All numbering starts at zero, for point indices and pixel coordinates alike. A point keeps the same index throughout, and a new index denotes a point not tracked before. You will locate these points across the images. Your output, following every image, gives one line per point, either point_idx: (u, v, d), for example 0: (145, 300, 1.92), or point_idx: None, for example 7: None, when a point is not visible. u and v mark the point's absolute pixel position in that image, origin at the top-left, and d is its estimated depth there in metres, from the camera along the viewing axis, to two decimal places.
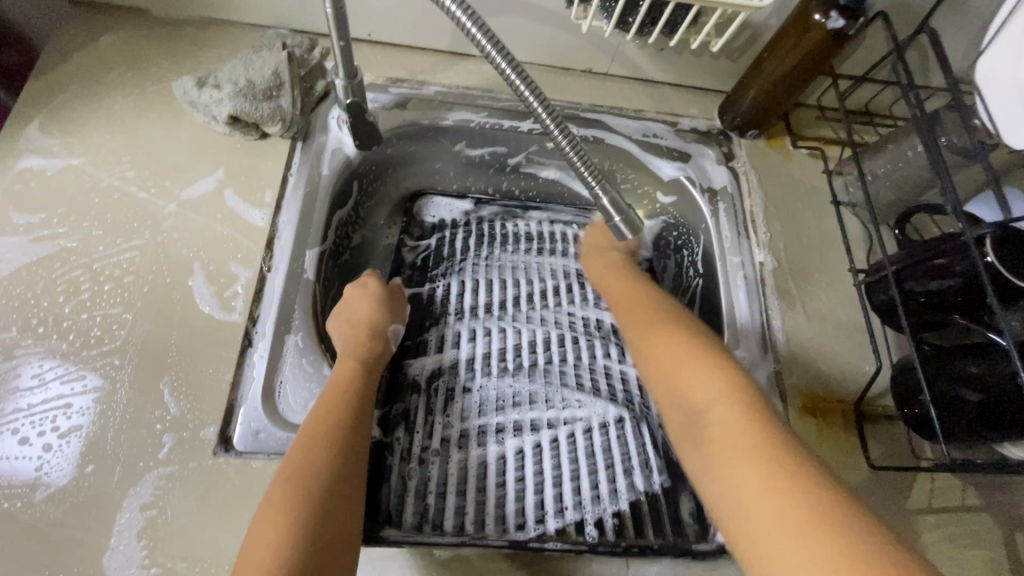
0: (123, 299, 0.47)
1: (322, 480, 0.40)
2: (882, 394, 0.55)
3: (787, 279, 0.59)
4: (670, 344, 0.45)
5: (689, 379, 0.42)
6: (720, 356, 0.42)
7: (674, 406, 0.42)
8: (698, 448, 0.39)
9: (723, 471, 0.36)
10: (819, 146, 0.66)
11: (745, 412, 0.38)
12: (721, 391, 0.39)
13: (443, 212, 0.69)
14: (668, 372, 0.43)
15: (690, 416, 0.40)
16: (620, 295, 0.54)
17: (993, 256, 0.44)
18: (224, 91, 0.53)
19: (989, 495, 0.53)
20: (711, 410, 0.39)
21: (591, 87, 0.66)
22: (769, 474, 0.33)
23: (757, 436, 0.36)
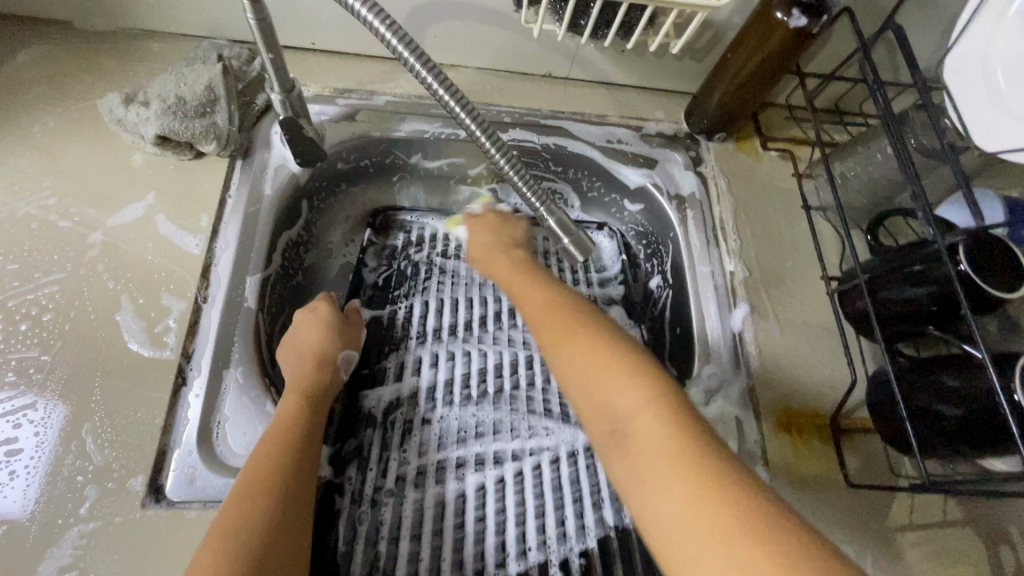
0: (41, 340, 0.44)
1: (258, 543, 0.35)
2: (859, 406, 0.53)
3: (759, 288, 0.57)
4: (585, 341, 0.40)
5: (612, 385, 0.36)
6: (623, 352, 0.38)
7: (598, 415, 0.37)
8: (615, 458, 0.34)
9: (648, 483, 0.32)
10: (789, 147, 0.64)
11: (661, 415, 0.34)
12: (635, 391, 0.35)
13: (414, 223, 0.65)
14: (579, 372, 0.39)
15: (608, 424, 0.36)
16: (521, 288, 0.50)
17: (967, 263, 0.42)
18: (152, 109, 0.50)
19: (971, 508, 0.52)
20: (622, 416, 0.35)
21: (551, 93, 0.63)
22: (695, 483, 0.30)
23: (673, 447, 0.32)
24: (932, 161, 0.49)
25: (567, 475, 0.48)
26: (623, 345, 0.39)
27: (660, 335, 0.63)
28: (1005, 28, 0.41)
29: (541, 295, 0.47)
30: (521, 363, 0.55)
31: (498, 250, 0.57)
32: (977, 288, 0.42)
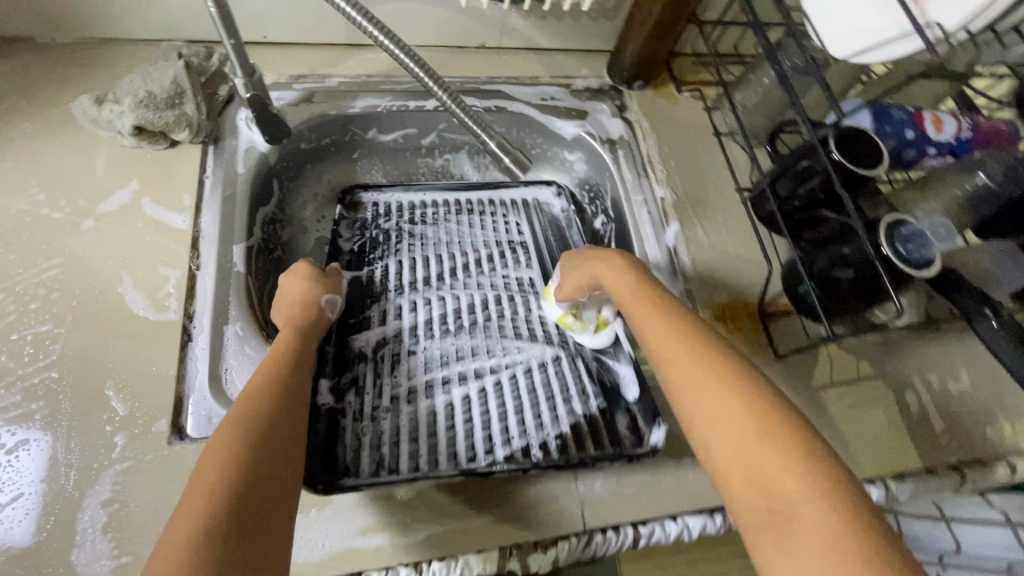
0: (52, 315, 0.48)
1: (263, 419, 0.41)
2: (779, 294, 0.62)
3: (686, 208, 0.66)
4: (722, 388, 0.38)
5: (784, 470, 0.33)
6: (757, 395, 0.37)
7: (753, 491, 0.34)
8: (755, 512, 0.33)
9: (796, 545, 0.31)
10: (699, 88, 0.73)
11: (809, 484, 0.32)
12: (784, 459, 0.34)
13: (381, 196, 0.71)
14: (709, 424, 0.37)
15: (744, 475, 0.35)
16: (651, 321, 0.45)
17: (837, 152, 0.52)
18: (125, 104, 0.54)
19: (880, 364, 0.61)
20: (771, 480, 0.33)
21: (487, 61, 0.71)
22: (834, 543, 0.30)
23: (820, 514, 0.31)
24: (806, 78, 0.59)
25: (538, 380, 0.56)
26: (768, 401, 0.37)
27: None
28: None
29: (670, 326, 0.43)
30: (490, 300, 0.63)
31: (609, 270, 0.51)
32: (847, 171, 0.51)
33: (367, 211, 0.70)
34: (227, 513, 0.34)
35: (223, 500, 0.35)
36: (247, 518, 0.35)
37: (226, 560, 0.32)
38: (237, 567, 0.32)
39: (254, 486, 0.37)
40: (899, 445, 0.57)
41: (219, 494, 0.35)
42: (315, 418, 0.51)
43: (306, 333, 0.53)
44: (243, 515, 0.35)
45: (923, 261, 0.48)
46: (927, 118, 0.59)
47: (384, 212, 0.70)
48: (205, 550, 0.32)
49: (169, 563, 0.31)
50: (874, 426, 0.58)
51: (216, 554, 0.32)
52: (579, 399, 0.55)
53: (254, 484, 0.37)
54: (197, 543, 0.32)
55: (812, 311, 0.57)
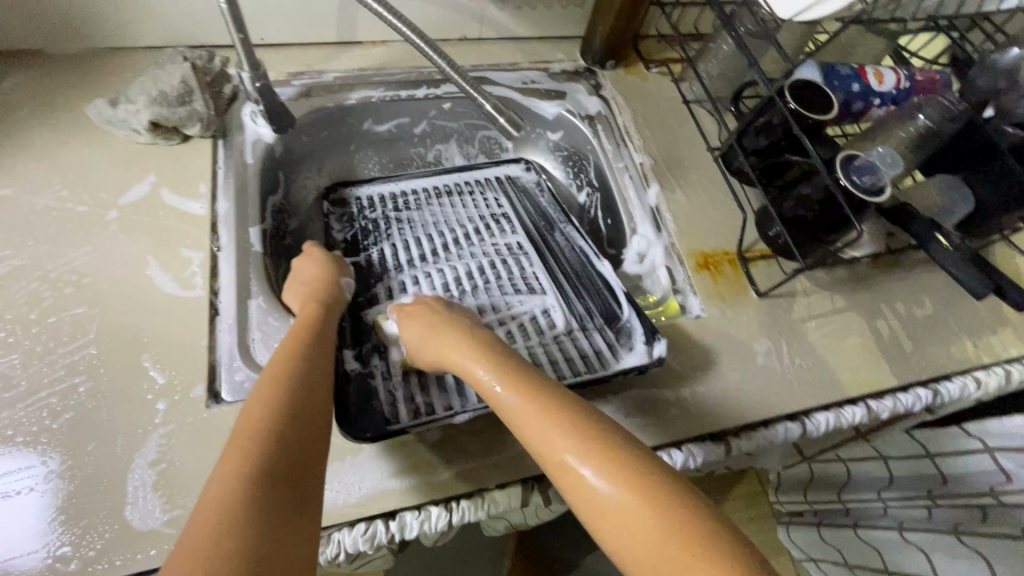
0: (86, 298, 0.51)
1: (296, 380, 0.44)
2: (755, 241, 0.68)
3: (664, 171, 0.71)
4: (581, 440, 0.38)
5: (631, 500, 0.34)
6: (619, 445, 0.37)
7: (604, 520, 0.35)
8: (629, 558, 0.33)
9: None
10: (667, 64, 0.79)
11: (685, 535, 0.32)
12: (654, 518, 0.33)
13: (369, 190, 0.75)
14: (574, 478, 0.37)
15: (611, 525, 0.34)
16: (484, 379, 0.44)
17: (793, 101, 0.58)
18: (139, 103, 0.58)
19: (852, 297, 0.67)
20: (639, 526, 0.33)
21: (470, 52, 0.76)
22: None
23: (691, 556, 0.31)
24: (761, 43, 0.65)
25: (546, 324, 0.60)
26: (605, 431, 0.38)
27: (598, 231, 0.77)
28: None
29: (517, 385, 0.43)
30: (488, 263, 0.66)
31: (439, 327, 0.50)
32: (803, 117, 0.58)
33: (354, 205, 0.74)
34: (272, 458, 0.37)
35: (264, 448, 0.38)
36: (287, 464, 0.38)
37: (272, 472, 0.37)
38: (281, 479, 0.37)
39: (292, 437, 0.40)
40: (874, 367, 0.63)
41: (260, 441, 0.38)
42: (346, 383, 0.53)
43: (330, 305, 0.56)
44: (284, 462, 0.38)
45: (877, 187, 0.54)
46: (870, 72, 0.66)
47: (372, 201, 0.74)
48: (250, 488, 0.35)
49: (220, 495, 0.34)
50: (851, 352, 0.64)
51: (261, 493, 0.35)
52: (583, 330, 0.59)
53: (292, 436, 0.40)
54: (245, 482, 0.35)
55: (787, 249, 0.63)
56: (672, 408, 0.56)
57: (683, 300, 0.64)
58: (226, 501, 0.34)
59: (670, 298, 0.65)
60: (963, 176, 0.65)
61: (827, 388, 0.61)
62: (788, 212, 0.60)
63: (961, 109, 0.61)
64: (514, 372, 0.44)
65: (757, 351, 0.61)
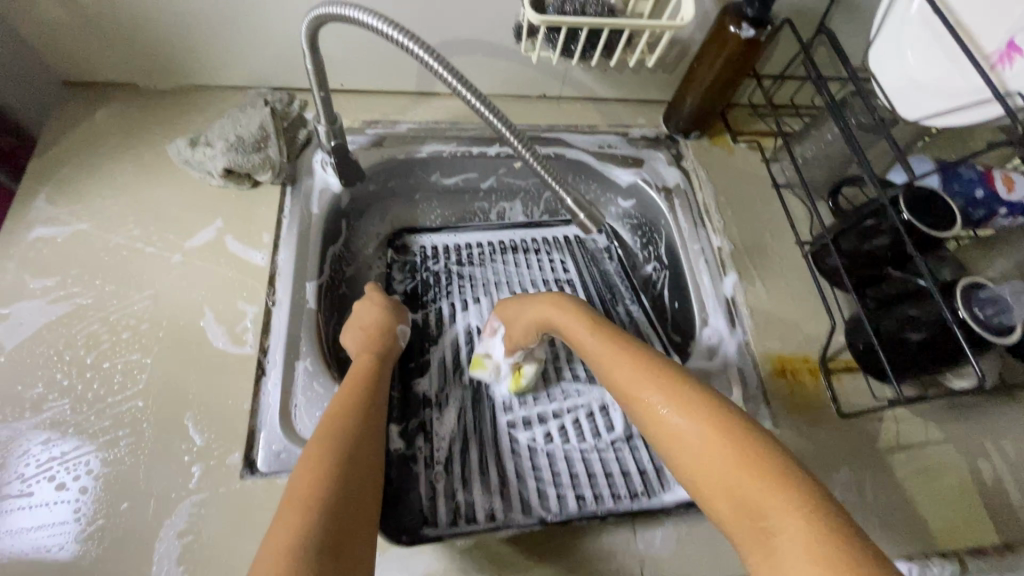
0: (141, 346, 0.51)
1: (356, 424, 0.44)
2: (841, 350, 0.61)
3: (743, 258, 0.66)
4: (688, 408, 0.39)
5: (735, 469, 0.35)
6: (716, 407, 0.38)
7: (722, 496, 0.35)
8: (741, 530, 0.34)
9: (776, 558, 0.31)
10: (756, 139, 0.74)
11: (794, 502, 0.32)
12: (758, 482, 0.34)
13: (431, 240, 0.75)
14: (678, 437, 0.38)
15: (725, 494, 0.35)
16: (601, 348, 0.46)
17: (908, 212, 0.51)
18: (217, 147, 0.58)
19: (949, 428, 0.59)
20: (749, 494, 0.34)
21: (547, 110, 0.73)
22: (811, 543, 0.30)
23: (798, 521, 0.31)
24: (869, 136, 0.59)
25: (602, 424, 0.57)
26: (706, 397, 0.39)
27: (663, 311, 0.72)
28: (909, 25, 0.50)
29: (631, 360, 0.44)
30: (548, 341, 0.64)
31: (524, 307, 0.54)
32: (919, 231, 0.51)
33: (415, 254, 0.74)
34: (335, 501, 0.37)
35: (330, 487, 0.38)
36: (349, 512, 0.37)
37: (338, 534, 0.35)
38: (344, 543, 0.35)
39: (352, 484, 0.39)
40: (972, 517, 0.55)
41: (326, 479, 0.38)
42: (388, 466, 0.51)
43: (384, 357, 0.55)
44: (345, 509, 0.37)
45: (1008, 325, 0.47)
46: (998, 177, 0.58)
47: (435, 252, 0.74)
48: (318, 524, 0.35)
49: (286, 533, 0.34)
50: (946, 495, 0.56)
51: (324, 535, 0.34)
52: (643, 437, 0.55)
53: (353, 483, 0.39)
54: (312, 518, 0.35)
55: (879, 370, 0.56)
56: None
57: (755, 410, 0.57)
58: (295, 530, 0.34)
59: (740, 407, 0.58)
60: None
61: (912, 536, 0.53)
62: (886, 331, 0.53)
63: None
64: (625, 346, 0.45)
65: (835, 482, 0.55)
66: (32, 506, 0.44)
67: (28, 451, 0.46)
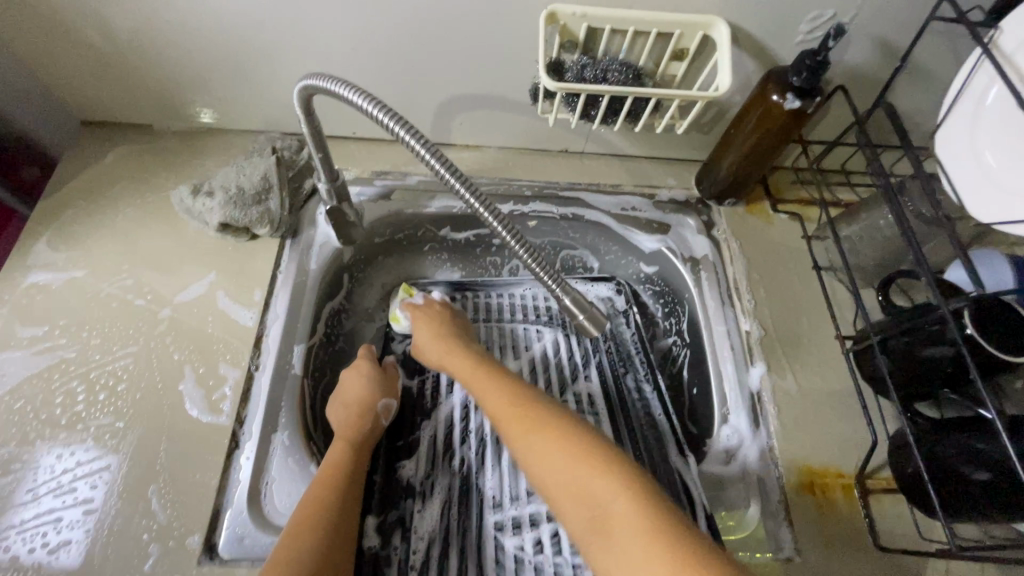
0: (116, 407, 0.49)
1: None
2: (882, 467, 0.53)
3: (775, 348, 0.59)
4: (545, 429, 0.44)
5: (584, 473, 0.40)
6: (576, 435, 0.43)
7: (577, 504, 0.40)
8: (591, 530, 0.39)
9: (615, 545, 0.37)
10: (798, 209, 0.66)
11: (625, 487, 0.38)
12: (608, 482, 0.39)
13: (438, 293, 0.71)
14: (536, 457, 0.44)
15: (570, 493, 0.41)
16: (475, 380, 0.53)
17: (973, 327, 0.43)
18: (216, 199, 0.56)
19: (1012, 575, 0.50)
20: (592, 493, 0.39)
21: (568, 166, 0.68)
22: (652, 540, 0.35)
23: (641, 518, 0.36)
24: (927, 228, 0.52)
25: None
26: (582, 432, 0.43)
27: (680, 392, 0.65)
28: (986, 111, 0.43)
29: (505, 387, 0.50)
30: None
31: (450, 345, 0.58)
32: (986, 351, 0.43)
33: None
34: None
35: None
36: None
37: None
38: None
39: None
40: None
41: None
42: (357, 568, 0.49)
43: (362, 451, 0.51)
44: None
45: None
46: None
47: (441, 307, 0.70)
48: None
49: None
50: None
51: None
52: None
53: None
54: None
55: (926, 505, 0.47)
56: None
57: (773, 530, 0.50)
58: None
59: (756, 524, 0.51)
60: None
61: None
62: (944, 462, 0.45)
63: None
64: (510, 381, 0.51)
65: None
66: None
67: None
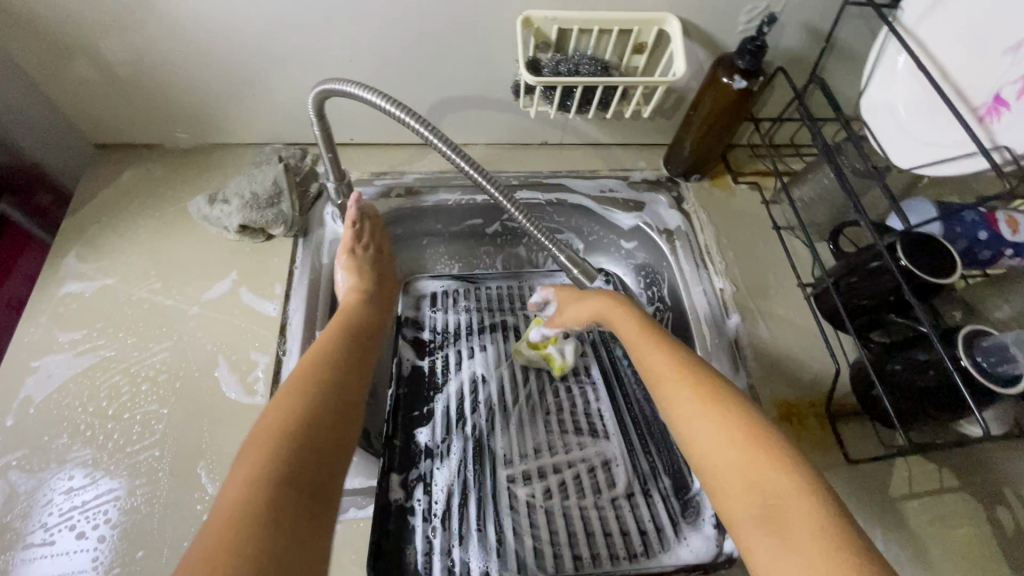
0: (158, 396, 0.53)
1: (309, 405, 0.44)
2: (848, 393, 0.61)
3: (746, 301, 0.66)
4: (719, 407, 0.42)
5: (754, 458, 0.39)
6: (755, 422, 0.41)
7: (744, 487, 0.39)
8: (756, 514, 0.37)
9: (788, 537, 0.35)
10: (756, 179, 0.75)
11: (815, 495, 0.36)
12: (790, 483, 0.37)
13: (439, 285, 0.75)
14: (703, 430, 0.42)
15: (741, 475, 0.39)
16: (639, 343, 0.51)
17: (905, 258, 0.51)
18: (233, 205, 0.62)
19: (965, 475, 0.57)
20: (774, 487, 0.37)
21: (548, 157, 0.76)
22: (831, 549, 0.33)
23: (821, 522, 0.35)
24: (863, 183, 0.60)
25: (605, 479, 0.55)
26: (760, 424, 0.41)
27: None
28: (896, 77, 0.52)
29: (669, 355, 0.48)
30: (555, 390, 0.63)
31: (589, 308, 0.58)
32: (916, 276, 0.51)
33: (424, 299, 0.74)
34: (277, 485, 0.37)
35: (272, 475, 0.37)
36: (295, 494, 0.37)
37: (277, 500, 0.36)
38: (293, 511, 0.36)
39: (300, 466, 0.39)
40: (994, 569, 0.53)
41: (267, 469, 0.37)
42: (385, 516, 0.51)
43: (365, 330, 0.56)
44: (290, 493, 0.37)
45: (1011, 375, 0.46)
46: (1002, 219, 0.57)
47: (444, 297, 0.74)
48: (253, 516, 0.34)
49: (215, 535, 0.33)
50: (965, 545, 0.54)
51: (262, 522, 0.34)
52: (644, 495, 0.54)
53: (299, 468, 0.39)
54: (246, 515, 0.34)
55: (887, 417, 0.55)
56: None
57: None
58: (227, 529, 0.33)
59: None
60: None
61: None
62: (896, 375, 0.53)
63: None
64: (668, 345, 0.49)
65: None
66: (54, 555, 0.46)
67: (53, 500, 0.48)
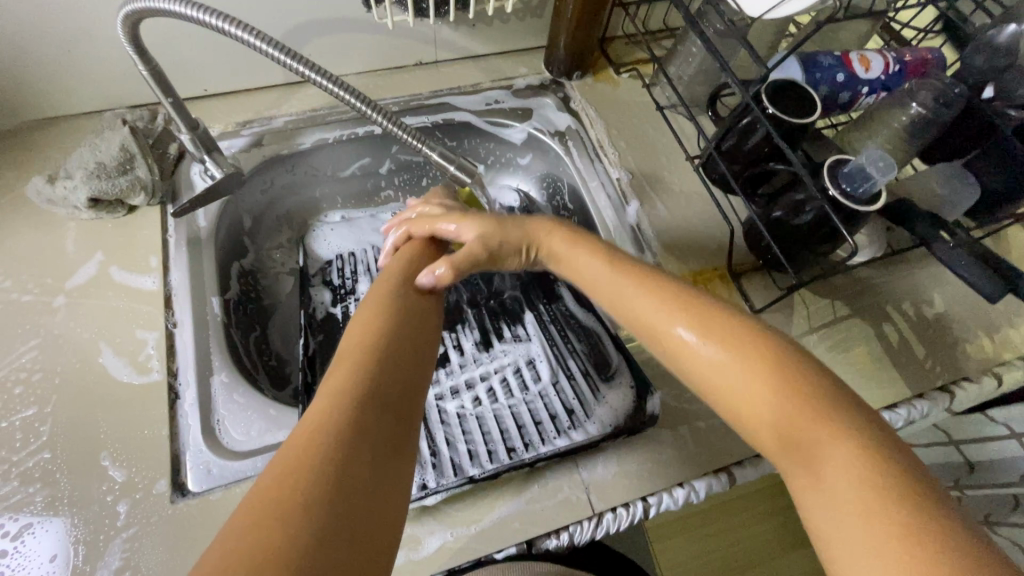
0: (37, 397, 0.49)
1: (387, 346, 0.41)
2: (747, 254, 0.64)
3: (643, 185, 0.67)
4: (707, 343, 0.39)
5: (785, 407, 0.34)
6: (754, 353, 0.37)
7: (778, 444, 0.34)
8: (788, 459, 0.34)
9: (820, 481, 0.31)
10: (636, 67, 0.75)
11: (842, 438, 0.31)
12: (825, 420, 0.32)
13: (336, 248, 0.73)
14: (715, 371, 0.38)
15: (764, 425, 0.35)
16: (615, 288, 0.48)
17: (770, 106, 0.53)
18: (77, 177, 0.55)
19: (854, 303, 0.63)
20: (798, 430, 0.33)
21: (426, 77, 0.72)
22: (862, 489, 0.29)
23: (852, 463, 0.30)
24: (729, 44, 0.61)
25: (530, 377, 0.60)
26: (771, 351, 0.37)
27: None
28: None
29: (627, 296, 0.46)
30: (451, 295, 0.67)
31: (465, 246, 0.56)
32: (783, 122, 0.53)
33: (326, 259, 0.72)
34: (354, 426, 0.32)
35: (344, 413, 0.33)
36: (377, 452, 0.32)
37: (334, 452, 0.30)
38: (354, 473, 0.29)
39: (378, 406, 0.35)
40: (888, 375, 0.59)
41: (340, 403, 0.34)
42: None
43: (486, 237, 0.54)
44: (372, 440, 0.32)
45: (871, 192, 0.50)
46: (855, 59, 0.60)
47: (345, 257, 0.72)
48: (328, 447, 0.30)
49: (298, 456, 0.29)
50: (861, 361, 0.60)
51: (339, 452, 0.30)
52: (567, 378, 0.59)
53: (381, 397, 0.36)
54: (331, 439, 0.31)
55: (779, 262, 0.58)
56: (669, 449, 0.51)
57: None
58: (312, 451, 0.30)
59: None
60: (966, 160, 0.60)
61: None
62: (778, 221, 0.55)
63: (958, 92, 0.55)
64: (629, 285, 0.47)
65: None
66: None
67: None
